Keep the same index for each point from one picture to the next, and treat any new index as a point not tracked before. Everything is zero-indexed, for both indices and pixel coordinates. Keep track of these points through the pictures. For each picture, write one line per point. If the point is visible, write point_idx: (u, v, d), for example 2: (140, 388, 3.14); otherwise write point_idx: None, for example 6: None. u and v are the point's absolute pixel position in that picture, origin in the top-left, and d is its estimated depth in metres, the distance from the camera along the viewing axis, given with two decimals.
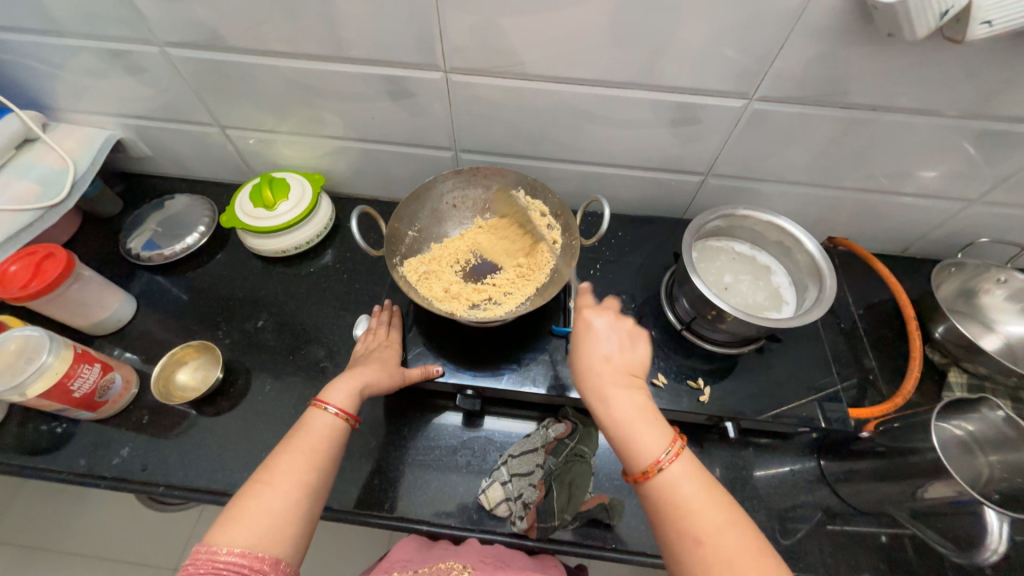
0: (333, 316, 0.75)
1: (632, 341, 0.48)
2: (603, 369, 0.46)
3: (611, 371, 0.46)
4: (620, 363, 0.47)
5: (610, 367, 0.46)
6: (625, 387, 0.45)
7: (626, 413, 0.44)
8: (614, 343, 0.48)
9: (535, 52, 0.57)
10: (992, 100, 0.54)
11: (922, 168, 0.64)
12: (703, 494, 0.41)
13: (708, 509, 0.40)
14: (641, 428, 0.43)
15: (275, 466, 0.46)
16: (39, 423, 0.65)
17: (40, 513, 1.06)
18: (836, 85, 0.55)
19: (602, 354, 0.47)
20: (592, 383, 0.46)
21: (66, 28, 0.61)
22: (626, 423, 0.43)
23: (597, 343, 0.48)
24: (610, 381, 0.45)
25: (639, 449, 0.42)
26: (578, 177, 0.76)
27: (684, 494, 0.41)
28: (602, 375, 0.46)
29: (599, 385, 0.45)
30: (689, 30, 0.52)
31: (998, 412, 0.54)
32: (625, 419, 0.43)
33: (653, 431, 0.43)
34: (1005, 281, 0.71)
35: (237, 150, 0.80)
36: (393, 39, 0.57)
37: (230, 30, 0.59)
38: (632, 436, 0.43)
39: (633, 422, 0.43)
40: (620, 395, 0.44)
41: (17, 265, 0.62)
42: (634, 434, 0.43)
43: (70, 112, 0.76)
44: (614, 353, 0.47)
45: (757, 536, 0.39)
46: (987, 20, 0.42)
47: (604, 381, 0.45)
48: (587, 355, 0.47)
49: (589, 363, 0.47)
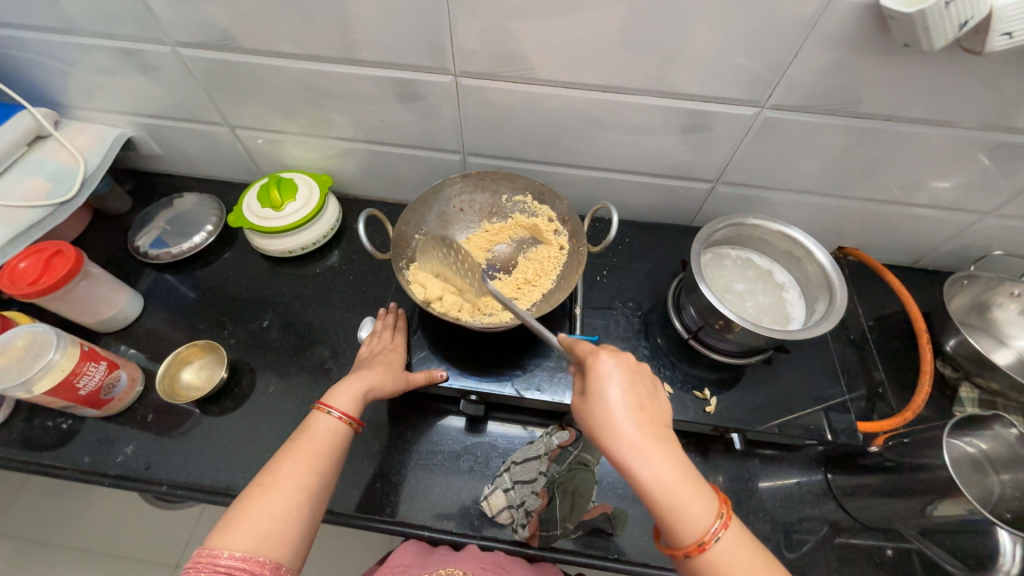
0: (338, 318, 0.75)
1: (652, 390, 0.45)
2: (640, 428, 0.41)
3: (647, 430, 0.42)
4: (651, 418, 0.43)
5: (646, 424, 0.42)
6: (667, 448, 0.41)
7: (674, 478, 0.40)
8: (641, 396, 0.43)
9: (545, 57, 0.56)
10: (1010, 111, 0.53)
11: (936, 179, 0.63)
12: (752, 553, 0.40)
13: (761, 571, 0.39)
14: (691, 494, 0.40)
15: (277, 469, 0.46)
16: (44, 419, 0.65)
17: (46, 507, 1.07)
18: (850, 95, 0.54)
19: (634, 410, 0.42)
20: (632, 445, 0.41)
21: (80, 26, 0.62)
22: (677, 489, 0.40)
23: (626, 397, 0.43)
24: (651, 442, 0.41)
25: (691, 518, 0.39)
26: (586, 183, 0.76)
27: (736, 560, 0.39)
28: (640, 436, 0.41)
29: (643, 448, 0.40)
30: (701, 37, 0.51)
31: (1012, 429, 0.53)
32: (674, 486, 0.40)
33: (701, 494, 0.40)
34: (1019, 295, 0.69)
35: (246, 149, 0.81)
36: (403, 42, 0.57)
37: (242, 30, 0.59)
38: (682, 504, 0.39)
39: (681, 488, 0.40)
40: (665, 458, 0.40)
41: (27, 261, 0.62)
42: (684, 501, 0.39)
43: (81, 109, 0.77)
44: (644, 408, 0.43)
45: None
46: (1007, 31, 0.42)
47: (644, 443, 0.41)
48: (619, 412, 0.42)
49: (624, 422, 0.41)
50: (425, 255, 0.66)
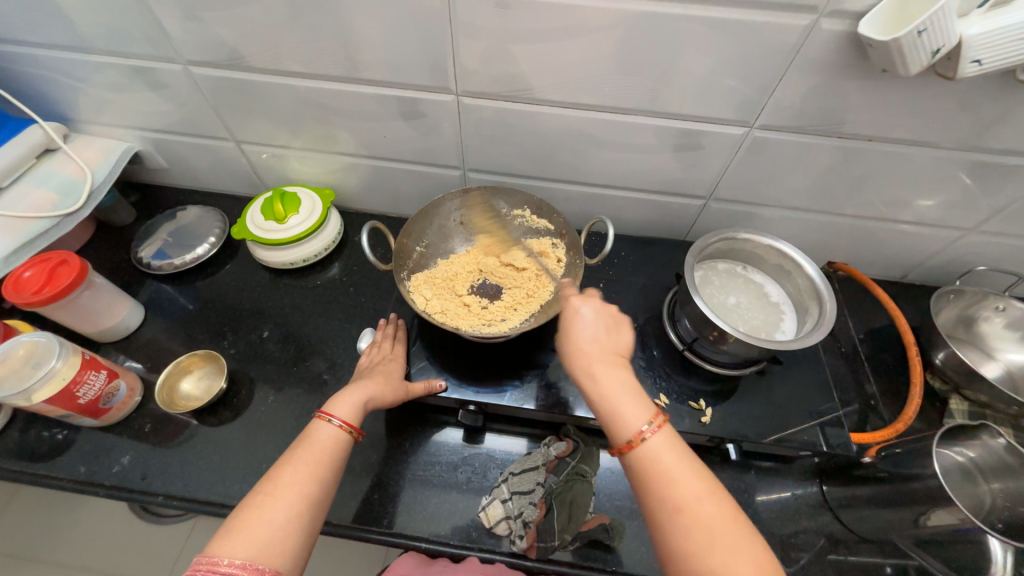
0: (338, 329, 0.76)
1: (615, 326, 0.50)
2: (591, 349, 0.48)
3: (599, 352, 0.48)
4: (606, 345, 0.48)
5: (598, 348, 0.48)
6: (612, 367, 0.47)
7: (615, 390, 0.45)
8: (600, 328, 0.49)
9: (543, 78, 0.59)
10: (985, 133, 0.56)
11: (919, 197, 0.66)
12: (683, 464, 0.41)
13: (687, 478, 0.41)
14: (629, 404, 0.44)
15: (278, 476, 0.46)
16: (41, 429, 0.65)
17: (37, 520, 1.05)
18: (833, 116, 0.57)
19: (590, 338, 0.49)
20: (582, 364, 0.48)
21: (94, 44, 0.64)
22: (613, 397, 0.45)
23: (584, 328, 0.49)
24: (599, 361, 0.47)
25: (623, 422, 0.44)
26: (583, 198, 0.78)
27: (664, 462, 0.42)
28: (590, 356, 0.47)
29: (586, 365, 0.47)
30: (691, 61, 0.54)
31: (999, 439, 0.54)
32: (613, 395, 0.45)
33: (638, 407, 0.44)
34: (1003, 309, 0.71)
35: (250, 164, 0.83)
36: (407, 63, 0.60)
37: (251, 50, 0.61)
38: (618, 411, 0.44)
39: (617, 398, 0.45)
40: (608, 373, 0.46)
41: (32, 271, 0.63)
42: (620, 409, 0.44)
43: (91, 124, 0.78)
44: (599, 337, 0.49)
45: (729, 503, 0.40)
46: (976, 59, 0.44)
47: (593, 362, 0.47)
48: (575, 339, 0.49)
49: (578, 346, 0.48)
50: (469, 210, 0.72)
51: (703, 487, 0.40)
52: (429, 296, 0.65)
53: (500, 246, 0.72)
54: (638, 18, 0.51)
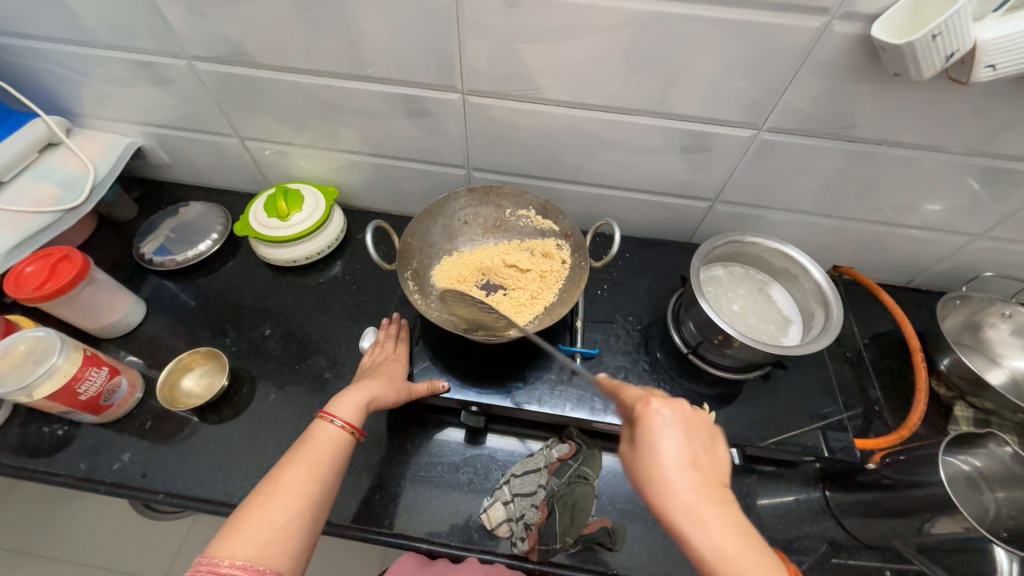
0: (340, 328, 0.76)
1: (709, 443, 0.42)
2: (693, 486, 0.39)
3: (702, 488, 0.39)
4: (706, 475, 0.40)
5: (700, 484, 0.39)
6: (724, 513, 0.38)
7: (739, 550, 0.36)
8: (695, 449, 0.41)
9: (550, 77, 0.59)
10: (997, 139, 0.55)
11: (928, 202, 0.65)
12: None
13: None
14: (760, 574, 0.36)
15: (280, 477, 0.46)
16: (41, 425, 0.65)
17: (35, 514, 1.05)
18: (843, 119, 0.56)
19: (688, 467, 0.39)
20: (683, 505, 0.38)
21: (97, 38, 0.63)
22: (742, 561, 0.36)
23: (678, 450, 0.40)
24: (706, 503, 0.38)
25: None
26: (588, 199, 0.77)
27: None
28: (694, 496, 0.38)
29: (695, 508, 0.38)
30: (701, 63, 0.54)
31: (1006, 447, 0.54)
32: (739, 559, 0.36)
33: (773, 574, 0.36)
34: (1010, 315, 0.71)
35: (253, 160, 0.82)
36: (412, 60, 0.59)
37: (256, 46, 0.61)
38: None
39: (746, 564, 0.36)
40: (723, 524, 0.37)
41: (34, 266, 0.63)
42: None
43: (94, 119, 0.78)
44: (697, 464, 0.40)
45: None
46: (990, 63, 0.44)
47: (700, 505, 0.38)
48: (671, 467, 0.39)
49: (678, 481, 0.39)
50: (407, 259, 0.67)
51: None
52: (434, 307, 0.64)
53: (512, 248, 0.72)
54: (646, 18, 0.50)
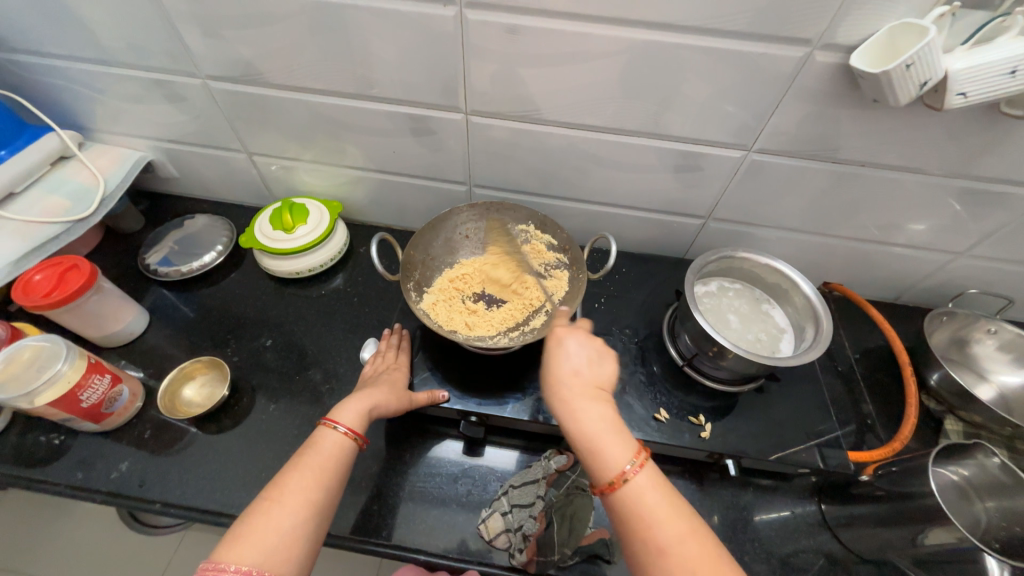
0: (340, 339, 0.77)
1: (597, 358, 0.51)
2: (573, 384, 0.48)
3: (580, 385, 0.48)
4: (588, 378, 0.49)
5: (577, 381, 0.48)
6: (593, 403, 0.47)
7: (598, 427, 0.45)
8: (582, 359, 0.50)
9: (549, 100, 0.61)
10: (974, 161, 0.58)
11: (912, 221, 0.68)
12: (662, 496, 0.42)
13: (674, 523, 0.41)
14: (606, 439, 0.45)
15: (283, 482, 0.47)
16: (39, 433, 0.65)
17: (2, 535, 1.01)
18: (827, 142, 0.59)
19: (570, 371, 0.49)
20: (561, 396, 0.48)
21: (115, 57, 0.66)
22: (592, 433, 0.45)
23: (565, 362, 0.50)
24: (577, 397, 0.47)
25: (606, 459, 0.44)
26: (585, 216, 0.80)
27: (647, 503, 0.42)
28: (571, 391, 0.48)
29: (569, 400, 0.47)
30: (692, 87, 0.56)
31: (993, 458, 0.55)
32: (596, 434, 0.45)
33: (617, 439, 0.45)
34: (995, 331, 0.73)
35: (260, 175, 0.84)
36: (419, 83, 0.62)
37: (268, 67, 0.64)
38: (601, 447, 0.44)
39: (598, 435, 0.45)
40: (589, 410, 0.46)
41: (42, 274, 0.64)
42: (598, 445, 0.44)
43: (105, 133, 0.80)
44: (582, 371, 0.49)
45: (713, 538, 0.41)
46: (962, 91, 0.47)
47: (573, 396, 0.47)
48: (555, 371, 0.49)
49: (559, 379, 0.49)
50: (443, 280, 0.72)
51: (699, 537, 0.40)
52: (451, 314, 0.67)
53: (525, 259, 0.74)
54: (641, 46, 0.53)
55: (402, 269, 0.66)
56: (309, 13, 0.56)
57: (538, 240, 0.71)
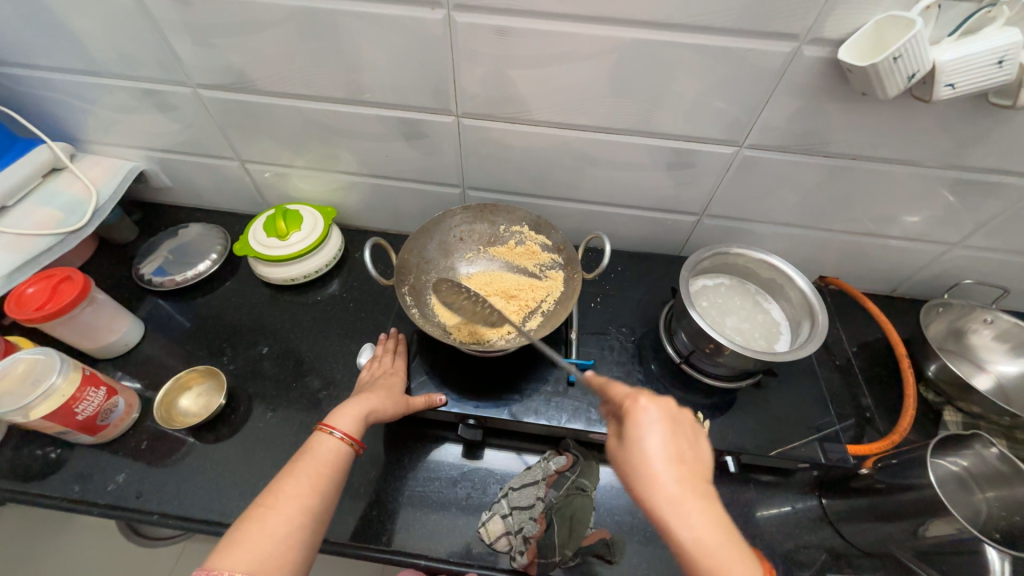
0: (337, 345, 0.77)
1: (694, 438, 0.43)
2: (681, 481, 0.39)
3: (688, 482, 0.39)
4: (693, 471, 0.41)
5: (684, 476, 0.40)
6: (711, 507, 0.39)
7: (718, 542, 0.37)
8: (682, 445, 0.42)
9: (540, 101, 0.61)
10: (965, 152, 0.58)
11: (906, 213, 0.68)
12: None
13: None
14: (734, 562, 0.36)
15: (279, 489, 0.46)
16: (35, 447, 0.64)
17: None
18: (818, 136, 0.59)
19: (673, 460, 0.40)
20: (668, 497, 0.39)
21: (105, 68, 0.66)
22: (718, 553, 0.36)
23: (665, 446, 0.41)
24: (689, 496, 0.39)
25: None
26: (579, 215, 0.80)
27: None
28: (680, 490, 0.39)
29: (682, 503, 0.38)
30: (682, 85, 0.57)
31: (992, 448, 0.55)
32: (718, 551, 0.36)
33: (744, 562, 0.37)
34: (991, 322, 0.73)
35: (254, 182, 0.84)
36: (410, 87, 0.62)
37: (258, 74, 0.64)
38: (729, 574, 0.36)
39: (725, 556, 0.36)
40: (708, 517, 0.38)
41: (35, 287, 0.64)
42: (726, 571, 0.36)
43: (97, 144, 0.80)
44: (684, 459, 0.41)
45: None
46: (950, 83, 0.47)
47: (685, 499, 0.39)
48: (657, 461, 0.40)
49: (663, 473, 0.39)
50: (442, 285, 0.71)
51: None
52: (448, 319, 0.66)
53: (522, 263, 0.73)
54: (630, 44, 0.53)
55: (397, 273, 0.66)
56: (297, 19, 0.56)
57: (533, 241, 0.71)
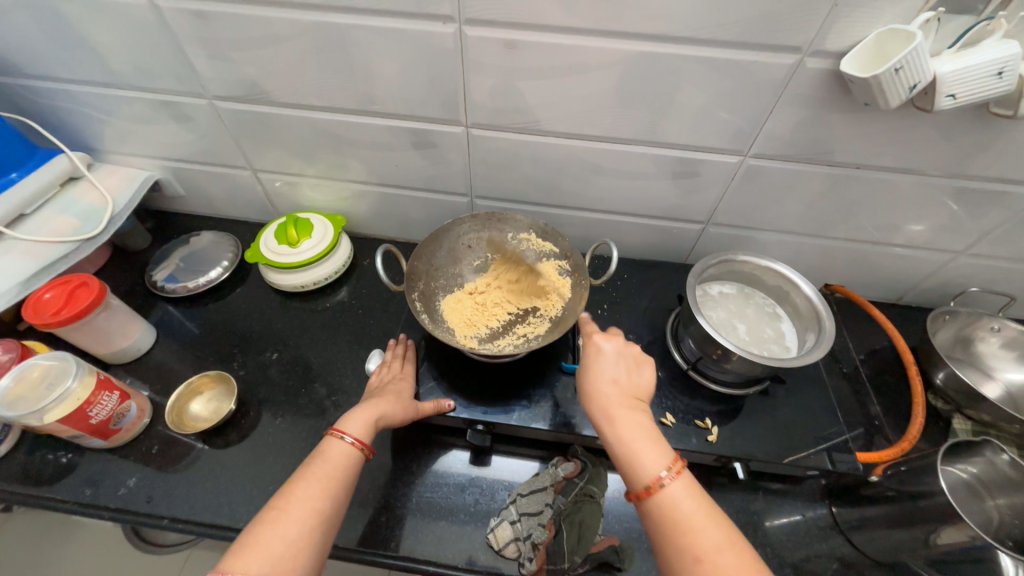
0: (345, 351, 0.77)
1: (635, 367, 0.52)
2: (612, 393, 0.50)
3: (618, 394, 0.50)
4: (627, 388, 0.50)
5: (617, 391, 0.50)
6: (632, 412, 0.48)
7: (633, 434, 0.47)
8: (620, 370, 0.52)
9: (547, 111, 0.63)
10: (968, 161, 0.59)
11: (910, 221, 0.69)
12: (700, 506, 0.43)
13: (713, 535, 0.41)
14: (644, 448, 0.46)
15: (291, 492, 0.47)
16: (47, 451, 0.65)
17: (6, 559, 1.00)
18: (822, 145, 0.60)
19: (609, 380, 0.51)
20: (600, 404, 0.49)
21: (124, 80, 0.68)
22: (631, 441, 0.46)
23: (606, 369, 0.51)
24: (614, 402, 0.49)
25: (643, 466, 0.45)
26: (585, 224, 0.81)
27: (687, 514, 0.42)
28: (609, 398, 0.49)
29: (610, 408, 0.48)
30: (686, 96, 0.58)
31: (1002, 455, 0.54)
32: (631, 440, 0.46)
33: (655, 448, 0.46)
34: (999, 329, 0.73)
35: (265, 191, 0.86)
36: (420, 98, 0.64)
37: (273, 86, 0.65)
38: (637, 454, 0.45)
39: (638, 444, 0.46)
40: (627, 417, 0.47)
41: (52, 292, 0.65)
42: (637, 453, 0.45)
43: (114, 153, 0.82)
44: (620, 378, 0.51)
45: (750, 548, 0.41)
46: (951, 93, 0.48)
47: (613, 404, 0.49)
48: (596, 379, 0.51)
49: (599, 387, 0.50)
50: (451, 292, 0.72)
51: (735, 546, 0.41)
52: (458, 324, 0.67)
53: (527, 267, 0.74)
54: (636, 57, 0.55)
55: (407, 278, 0.67)
56: (312, 34, 0.58)
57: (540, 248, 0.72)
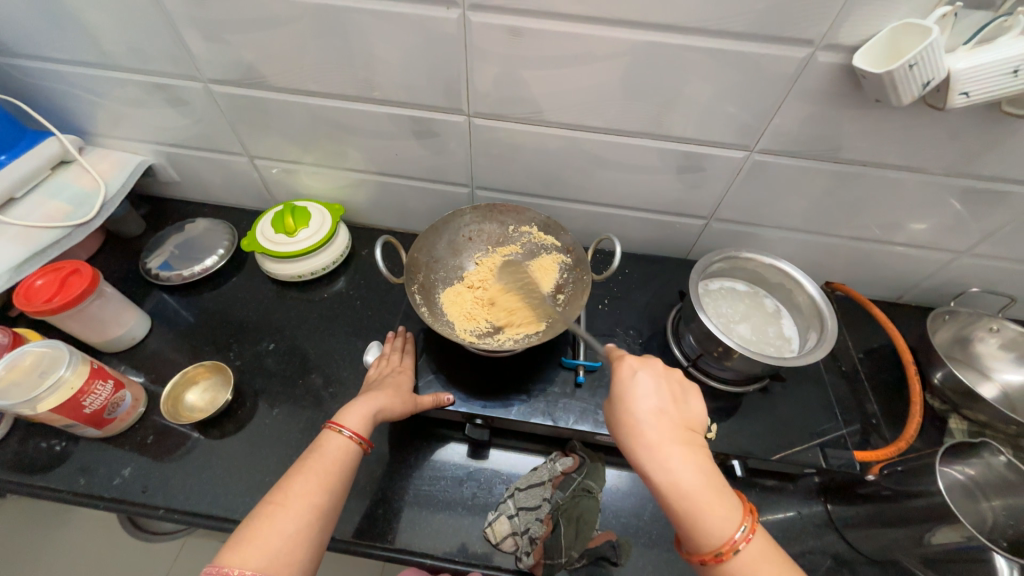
0: (343, 343, 0.76)
1: (681, 397, 0.49)
2: (665, 435, 0.45)
3: (671, 436, 0.45)
4: (677, 426, 0.46)
5: (670, 431, 0.46)
6: (690, 457, 0.45)
7: (695, 485, 0.43)
8: (667, 404, 0.48)
9: (552, 101, 0.61)
10: (976, 160, 0.58)
11: (914, 220, 0.68)
12: (769, 557, 0.42)
13: None
14: (709, 500, 0.43)
15: (287, 487, 0.46)
16: (40, 439, 0.64)
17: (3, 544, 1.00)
18: (830, 142, 0.60)
19: (658, 419, 0.46)
20: (653, 451, 0.45)
21: (116, 61, 0.66)
22: (694, 495, 0.43)
23: (652, 406, 0.47)
24: (669, 443, 0.45)
25: (711, 523, 0.42)
26: (588, 217, 0.80)
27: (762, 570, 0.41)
28: (662, 439, 0.45)
29: (665, 456, 0.44)
30: (694, 88, 0.57)
31: (1000, 457, 0.55)
32: (694, 493, 0.43)
33: (719, 499, 0.43)
34: (998, 330, 0.73)
35: (261, 178, 0.84)
36: (421, 85, 0.62)
37: (271, 70, 0.64)
38: (702, 509, 0.42)
39: (701, 496, 0.43)
40: (686, 465, 0.44)
41: (43, 279, 0.64)
42: (702, 508, 0.42)
43: (106, 137, 0.80)
44: (667, 414, 0.47)
45: None
46: (964, 91, 0.47)
47: (669, 451, 0.44)
48: (644, 421, 0.46)
49: (649, 431, 0.46)
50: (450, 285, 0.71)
51: None
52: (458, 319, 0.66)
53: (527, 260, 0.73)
54: (645, 47, 0.53)
55: (407, 269, 0.66)
56: (311, 16, 0.56)
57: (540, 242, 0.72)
